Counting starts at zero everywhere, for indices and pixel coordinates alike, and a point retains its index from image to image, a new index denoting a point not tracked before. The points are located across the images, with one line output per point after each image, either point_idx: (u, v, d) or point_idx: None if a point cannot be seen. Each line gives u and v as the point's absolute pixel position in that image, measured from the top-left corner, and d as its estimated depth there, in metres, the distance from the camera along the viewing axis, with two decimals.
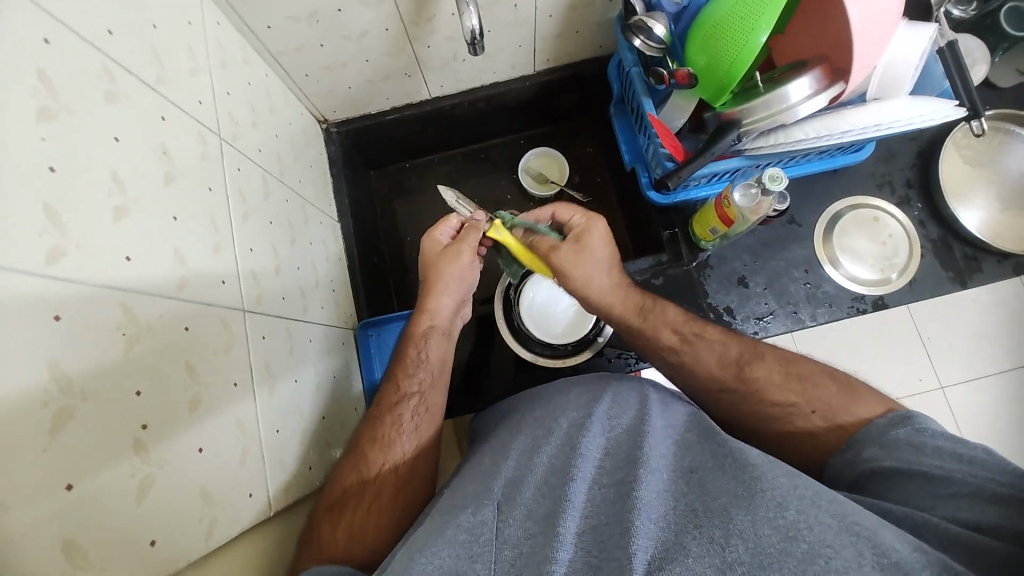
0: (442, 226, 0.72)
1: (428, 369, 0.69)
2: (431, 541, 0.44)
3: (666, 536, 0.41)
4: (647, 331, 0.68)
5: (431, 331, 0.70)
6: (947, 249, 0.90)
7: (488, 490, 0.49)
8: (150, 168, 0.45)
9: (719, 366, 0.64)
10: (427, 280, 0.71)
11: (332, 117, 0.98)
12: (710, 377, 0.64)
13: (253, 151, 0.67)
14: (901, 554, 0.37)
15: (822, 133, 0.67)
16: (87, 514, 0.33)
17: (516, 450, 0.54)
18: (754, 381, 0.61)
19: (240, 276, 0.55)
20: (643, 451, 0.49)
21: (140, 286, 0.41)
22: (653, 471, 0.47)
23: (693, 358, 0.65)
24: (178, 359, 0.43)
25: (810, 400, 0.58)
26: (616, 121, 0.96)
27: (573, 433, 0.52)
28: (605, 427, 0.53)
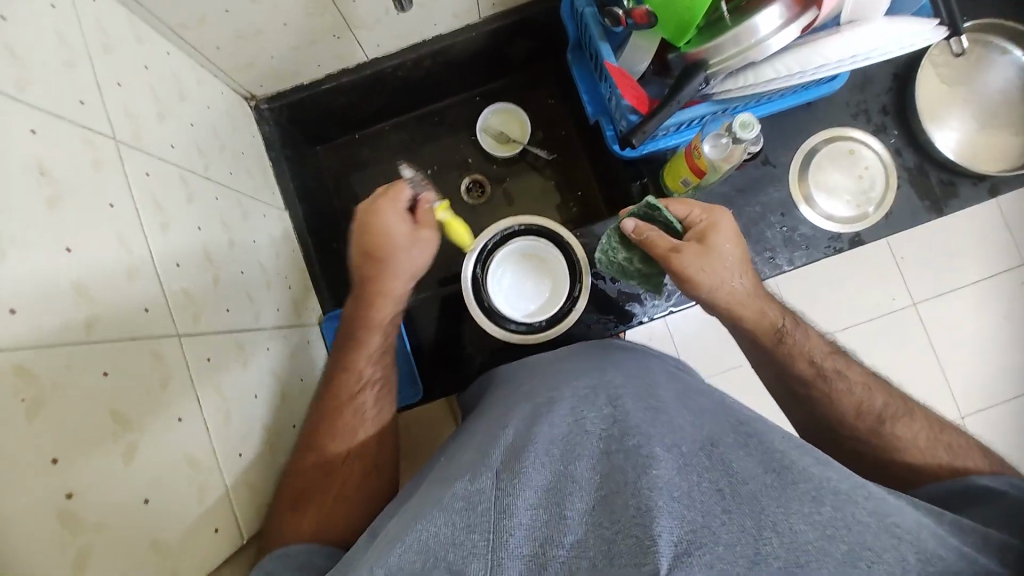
0: (394, 202, 0.61)
1: (387, 357, 0.66)
2: (434, 510, 0.43)
3: (692, 516, 0.37)
4: (789, 361, 0.63)
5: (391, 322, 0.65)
6: (923, 175, 0.86)
7: (486, 458, 0.47)
8: (27, 196, 0.38)
9: (856, 411, 0.60)
10: (382, 269, 0.62)
11: (260, 92, 0.88)
12: (841, 417, 0.61)
13: (166, 149, 0.59)
14: (943, 560, 0.36)
15: (794, 70, 0.62)
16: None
17: (516, 420, 0.51)
18: (893, 435, 0.59)
19: (168, 298, 0.50)
20: (661, 430, 0.45)
21: (36, 339, 0.36)
22: (672, 449, 0.43)
23: (832, 395, 0.61)
24: (100, 409, 0.39)
25: (951, 465, 0.56)
26: (574, 68, 0.88)
27: (577, 406, 0.50)
28: (610, 398, 0.50)
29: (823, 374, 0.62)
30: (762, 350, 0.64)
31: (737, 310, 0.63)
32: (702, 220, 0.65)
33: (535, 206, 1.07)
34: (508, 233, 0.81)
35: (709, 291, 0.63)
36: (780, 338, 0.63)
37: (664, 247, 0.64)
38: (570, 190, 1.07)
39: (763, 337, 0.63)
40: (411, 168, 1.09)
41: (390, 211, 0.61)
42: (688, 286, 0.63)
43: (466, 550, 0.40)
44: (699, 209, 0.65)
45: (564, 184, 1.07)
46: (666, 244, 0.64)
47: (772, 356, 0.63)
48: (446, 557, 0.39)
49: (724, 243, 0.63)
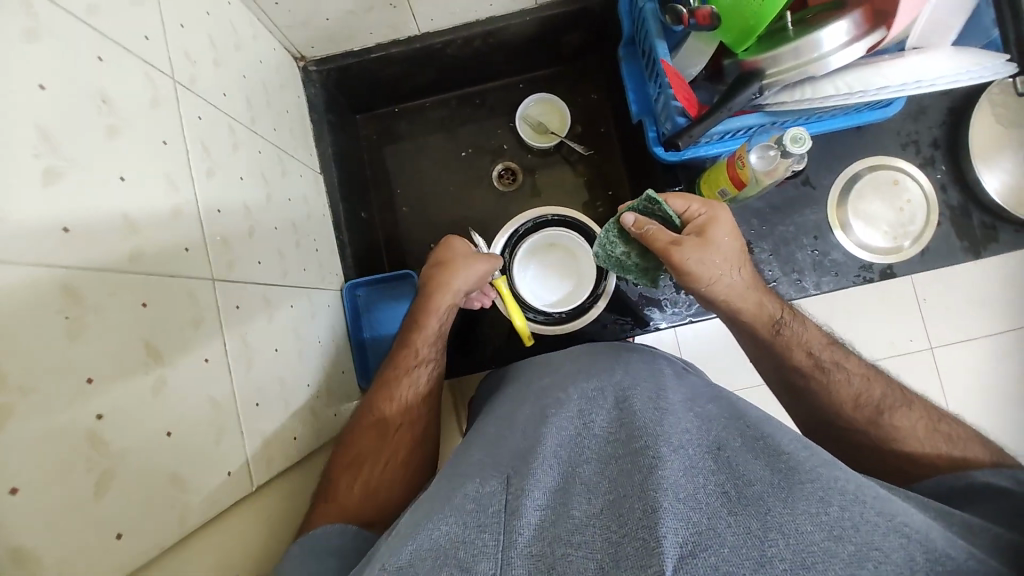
0: (461, 244, 0.76)
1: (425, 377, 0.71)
2: (438, 515, 0.43)
3: (698, 519, 0.37)
4: (784, 347, 0.62)
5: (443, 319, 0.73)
6: (964, 215, 0.84)
7: (498, 464, 0.49)
8: (87, 120, 0.39)
9: (853, 403, 0.59)
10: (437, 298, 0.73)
11: (309, 53, 0.88)
12: (839, 409, 0.59)
13: (218, 95, 0.60)
14: (955, 561, 0.35)
15: (854, 89, 0.60)
16: (41, 508, 0.32)
17: (525, 424, 0.53)
18: (891, 427, 0.56)
19: (207, 240, 0.50)
20: (669, 431, 0.45)
21: (87, 262, 0.37)
22: (677, 450, 0.43)
23: (828, 384, 0.60)
24: (135, 339, 0.40)
25: (947, 454, 0.53)
26: (624, 65, 0.87)
27: (585, 409, 0.51)
28: (620, 399, 0.51)
29: (818, 363, 0.61)
30: (758, 339, 0.64)
31: (733, 301, 0.64)
32: (701, 214, 0.65)
33: (565, 201, 1.07)
34: (538, 223, 0.81)
35: (706, 283, 0.63)
36: (776, 330, 0.63)
37: (661, 241, 0.63)
38: (602, 188, 1.06)
39: (761, 328, 0.63)
40: (446, 148, 1.09)
41: (458, 249, 0.75)
42: (689, 279, 0.63)
43: (475, 549, 0.40)
44: (698, 203, 0.66)
45: (596, 181, 1.07)
46: (665, 237, 0.63)
47: (768, 345, 0.63)
48: (457, 554, 0.39)
49: (723, 237, 0.63)
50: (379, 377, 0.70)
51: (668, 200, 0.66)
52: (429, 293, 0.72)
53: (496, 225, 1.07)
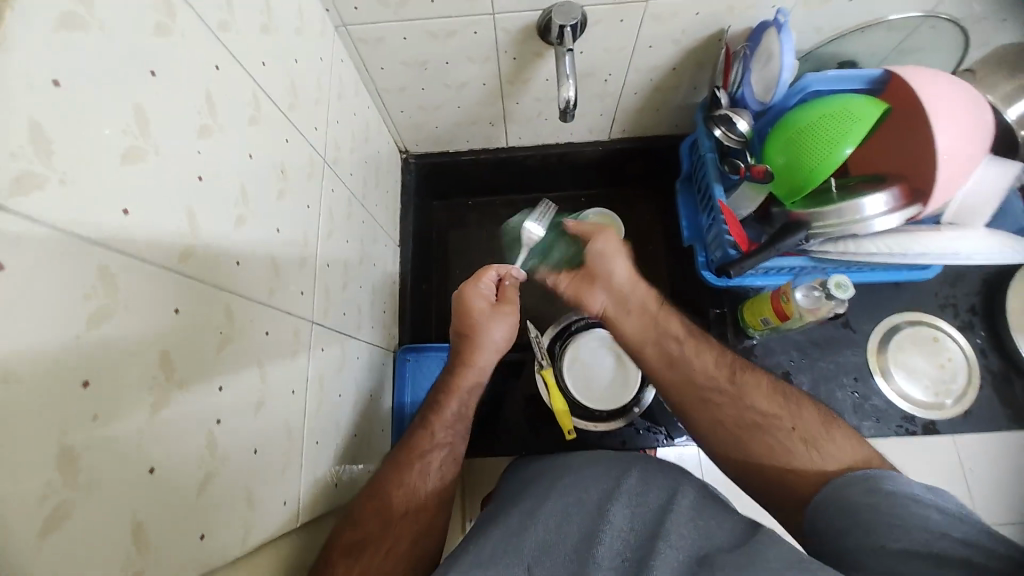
0: (483, 280, 0.77)
1: (461, 416, 0.72)
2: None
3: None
4: (708, 388, 0.66)
5: (472, 385, 0.74)
6: (1005, 383, 0.86)
7: (519, 547, 0.54)
8: (269, 183, 0.51)
9: (717, 368, 0.67)
10: (465, 329, 0.76)
11: (413, 148, 1.06)
12: (708, 378, 0.67)
13: (346, 174, 0.75)
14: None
15: (894, 251, 0.68)
16: (160, 515, 0.34)
17: (586, 482, 0.61)
18: (743, 391, 0.64)
19: (313, 289, 0.59)
20: (666, 533, 0.53)
21: (239, 286, 0.44)
22: (670, 548, 0.51)
23: (755, 412, 0.62)
24: (255, 365, 0.46)
25: (792, 418, 0.60)
26: (680, 196, 1.00)
27: (602, 501, 0.58)
28: (634, 500, 0.57)
29: (759, 416, 0.61)
30: (699, 381, 0.67)
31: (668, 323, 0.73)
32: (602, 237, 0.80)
33: None
34: (589, 321, 0.89)
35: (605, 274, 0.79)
36: (716, 388, 0.65)
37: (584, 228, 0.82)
38: None
39: (707, 378, 0.67)
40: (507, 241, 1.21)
41: (482, 288, 0.77)
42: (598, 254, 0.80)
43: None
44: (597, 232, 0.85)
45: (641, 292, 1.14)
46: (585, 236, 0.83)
47: (693, 386, 0.67)
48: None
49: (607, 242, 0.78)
50: (404, 442, 0.70)
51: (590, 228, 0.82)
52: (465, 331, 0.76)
53: None
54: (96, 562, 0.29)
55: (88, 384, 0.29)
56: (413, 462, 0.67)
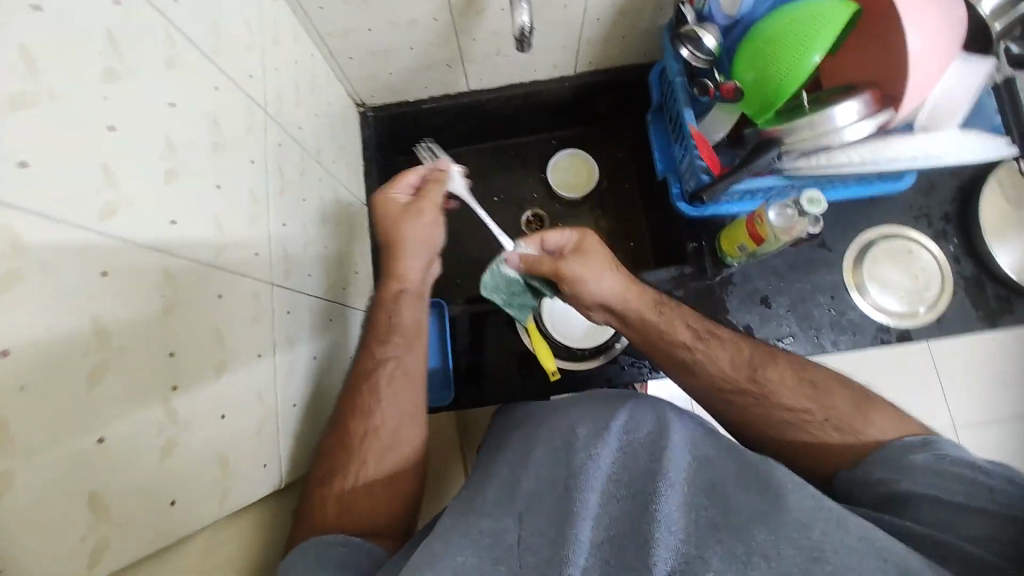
0: (399, 183, 0.70)
1: (400, 333, 0.65)
2: (502, 495, 0.49)
3: (687, 548, 0.42)
4: (732, 394, 0.61)
5: (401, 293, 0.67)
6: (978, 287, 0.87)
7: (512, 496, 0.48)
8: (202, 136, 0.47)
9: (732, 366, 0.62)
10: (387, 241, 0.69)
11: (369, 101, 1.00)
12: (722, 377, 0.62)
13: (293, 127, 0.69)
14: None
15: (865, 160, 0.67)
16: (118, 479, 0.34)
17: (577, 424, 0.53)
18: (767, 383, 0.60)
19: (270, 251, 0.56)
20: (667, 471, 0.46)
21: (181, 248, 0.41)
22: (675, 488, 0.45)
23: (783, 409, 0.59)
24: (210, 327, 0.44)
25: (823, 408, 0.57)
26: (651, 128, 0.96)
27: (591, 442, 0.49)
28: (626, 437, 0.50)
29: (790, 413, 0.58)
30: (721, 393, 0.62)
31: (674, 333, 0.64)
32: (575, 238, 0.67)
33: None
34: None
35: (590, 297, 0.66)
36: (737, 389, 0.61)
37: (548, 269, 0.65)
38: (623, 237, 1.12)
39: (727, 383, 0.61)
40: (480, 192, 1.17)
41: (394, 193, 0.70)
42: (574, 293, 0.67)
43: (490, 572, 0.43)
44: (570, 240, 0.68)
45: (619, 233, 1.12)
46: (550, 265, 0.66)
47: (712, 390, 0.62)
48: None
49: (578, 271, 0.64)
50: (353, 368, 0.65)
51: (545, 237, 0.68)
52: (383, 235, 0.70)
53: None
54: (40, 536, 0.29)
55: (6, 352, 0.27)
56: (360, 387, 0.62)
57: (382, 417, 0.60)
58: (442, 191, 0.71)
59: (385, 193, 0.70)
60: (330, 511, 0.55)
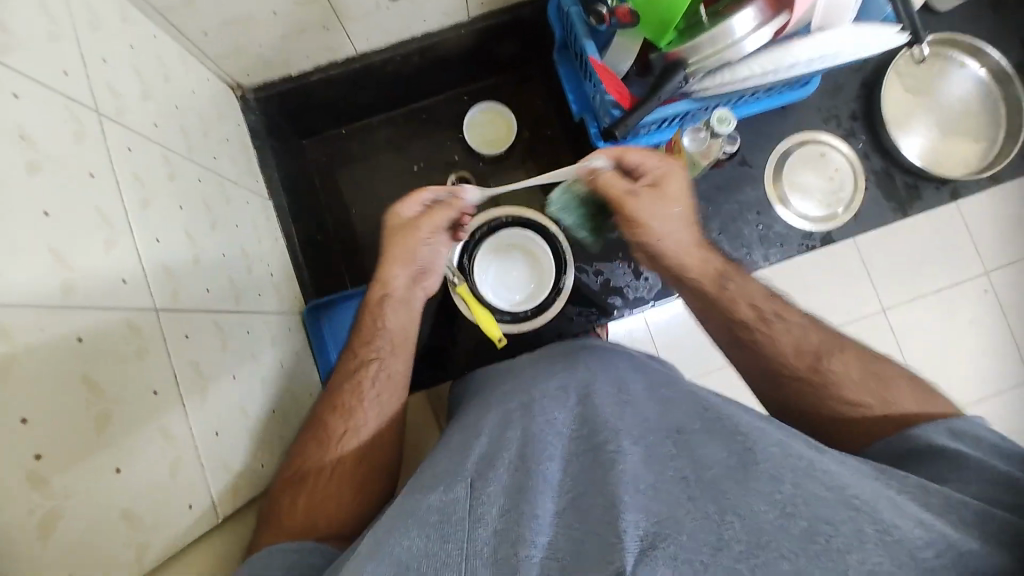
0: (411, 200, 0.68)
1: (386, 337, 0.67)
2: (452, 473, 0.44)
3: (659, 508, 0.37)
4: (782, 371, 0.60)
5: (384, 301, 0.68)
6: (888, 178, 0.91)
7: (460, 467, 0.45)
8: (6, 157, 0.38)
9: (795, 354, 0.60)
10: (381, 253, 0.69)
11: (247, 82, 0.88)
12: (781, 361, 0.60)
13: (148, 127, 0.58)
14: (904, 531, 0.35)
15: (767, 69, 0.66)
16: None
17: (540, 394, 0.50)
18: (830, 372, 0.58)
19: (146, 274, 0.49)
20: (627, 423, 0.44)
21: (7, 296, 0.35)
22: (640, 442, 0.42)
23: (841, 399, 0.56)
24: (74, 376, 0.38)
25: (886, 402, 0.55)
26: (560, 67, 0.91)
27: (549, 408, 0.48)
28: (582, 395, 0.49)
29: (848, 401, 0.56)
30: (773, 371, 0.60)
31: (733, 307, 0.63)
32: (662, 166, 0.67)
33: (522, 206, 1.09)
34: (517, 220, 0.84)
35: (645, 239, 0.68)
36: (795, 370, 0.59)
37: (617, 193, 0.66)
38: None
39: (786, 364, 0.59)
40: (398, 164, 1.09)
41: (403, 210, 0.68)
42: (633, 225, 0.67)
43: (441, 561, 0.38)
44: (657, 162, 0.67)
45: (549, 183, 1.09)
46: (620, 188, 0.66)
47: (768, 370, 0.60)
48: (421, 568, 0.38)
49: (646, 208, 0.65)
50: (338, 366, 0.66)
51: (628, 153, 0.66)
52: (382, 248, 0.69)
53: None
54: None
55: None
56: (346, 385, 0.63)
57: (363, 418, 0.61)
58: (449, 214, 0.68)
59: (398, 202, 0.67)
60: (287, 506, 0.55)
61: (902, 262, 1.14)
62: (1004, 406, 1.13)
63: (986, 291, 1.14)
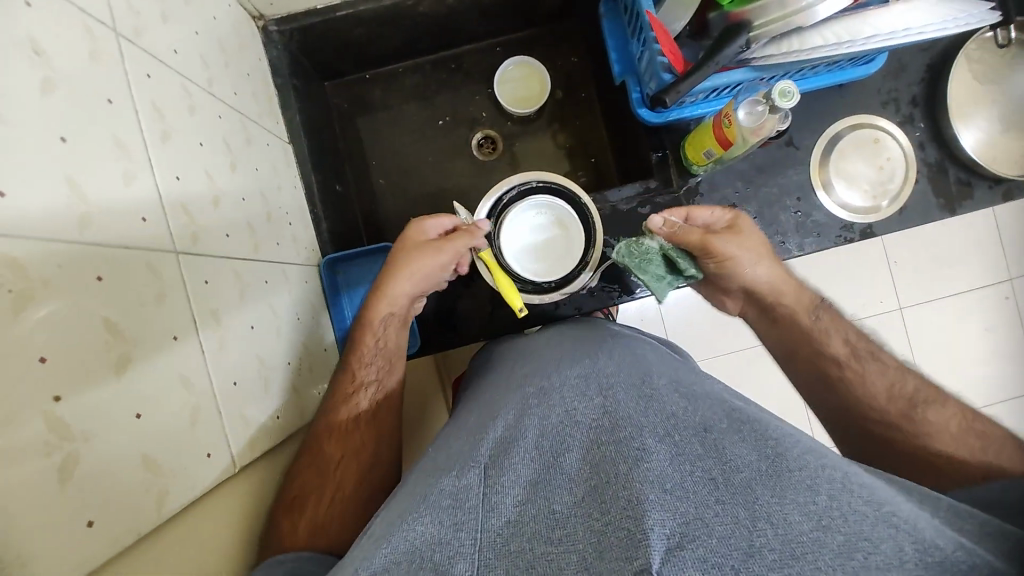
0: (435, 220, 0.73)
1: (383, 356, 0.70)
2: (468, 457, 0.44)
3: (686, 508, 0.35)
4: (876, 419, 0.62)
5: (389, 318, 0.69)
6: (941, 172, 0.86)
7: (474, 451, 0.45)
8: (18, 73, 0.35)
9: (886, 398, 0.62)
10: (394, 264, 0.70)
11: (270, 12, 0.82)
12: (871, 403, 0.63)
13: (167, 53, 0.54)
14: (944, 552, 0.32)
15: (842, 40, 0.60)
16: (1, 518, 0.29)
17: (562, 387, 0.50)
18: (924, 421, 0.60)
19: (166, 213, 0.46)
20: (650, 420, 0.42)
21: (22, 228, 0.32)
22: (664, 439, 0.40)
23: (932, 449, 0.58)
24: (94, 316, 0.36)
25: (978, 454, 0.55)
26: (606, 23, 0.84)
27: (572, 402, 0.47)
28: (601, 386, 0.48)
29: (937, 454, 0.58)
30: (861, 410, 0.63)
31: (824, 340, 0.67)
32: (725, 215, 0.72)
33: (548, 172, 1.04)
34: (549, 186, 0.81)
35: (738, 276, 0.69)
36: (884, 417, 0.62)
37: (699, 240, 0.68)
38: (584, 154, 1.04)
39: (875, 405, 0.62)
40: (422, 117, 1.04)
41: (428, 229, 0.72)
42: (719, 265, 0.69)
43: (453, 549, 0.36)
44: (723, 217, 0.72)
45: (578, 149, 1.04)
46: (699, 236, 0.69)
47: (855, 409, 0.64)
48: (434, 557, 0.36)
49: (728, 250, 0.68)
50: (335, 378, 0.69)
51: (695, 210, 0.73)
52: (399, 261, 0.70)
53: (479, 195, 1.04)
54: None
55: None
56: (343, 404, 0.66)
57: (360, 441, 0.65)
58: (470, 242, 0.72)
59: (426, 222, 0.72)
60: (293, 524, 0.56)
61: (932, 262, 1.10)
62: (1010, 416, 1.12)
63: (1010, 297, 1.11)
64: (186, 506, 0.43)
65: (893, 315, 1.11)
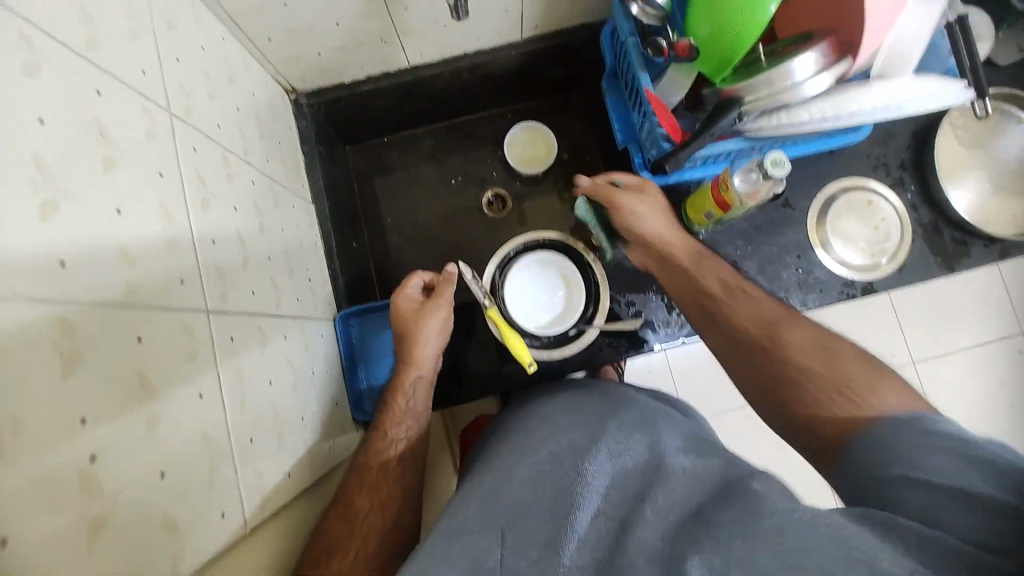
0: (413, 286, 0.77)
1: (414, 416, 0.73)
2: (483, 520, 0.46)
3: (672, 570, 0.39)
4: (755, 353, 0.63)
5: (418, 379, 0.74)
6: (935, 232, 0.89)
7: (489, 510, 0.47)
8: (87, 153, 0.39)
9: (754, 325, 0.64)
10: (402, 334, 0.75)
11: (301, 86, 0.90)
12: (744, 332, 0.65)
13: (212, 127, 0.60)
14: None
15: (828, 114, 0.65)
16: None
17: (568, 442, 0.53)
18: (785, 345, 0.60)
19: (201, 273, 0.49)
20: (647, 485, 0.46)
21: (80, 294, 0.35)
22: (660, 504, 0.44)
23: (799, 374, 0.57)
24: (132, 374, 0.38)
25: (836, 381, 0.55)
26: (608, 95, 0.91)
27: (579, 460, 0.50)
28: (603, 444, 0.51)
29: (811, 389, 0.56)
30: (740, 348, 0.64)
31: (706, 283, 0.72)
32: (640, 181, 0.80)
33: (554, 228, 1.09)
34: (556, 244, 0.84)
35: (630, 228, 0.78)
36: (757, 336, 0.63)
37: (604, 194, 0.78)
38: None
39: (744, 332, 0.64)
40: (435, 177, 1.10)
41: (414, 295, 0.76)
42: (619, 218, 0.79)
43: None
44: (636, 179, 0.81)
45: None
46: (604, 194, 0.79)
47: (736, 350, 0.65)
48: None
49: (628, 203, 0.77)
50: (363, 446, 0.71)
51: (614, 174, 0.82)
52: (406, 330, 0.74)
53: (488, 250, 1.08)
54: None
55: None
56: (373, 466, 0.68)
57: (392, 492, 0.67)
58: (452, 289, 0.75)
59: (408, 290, 0.76)
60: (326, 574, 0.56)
61: (938, 316, 1.11)
62: None
63: (1023, 352, 1.10)
64: (202, 565, 0.43)
65: (905, 369, 1.10)
